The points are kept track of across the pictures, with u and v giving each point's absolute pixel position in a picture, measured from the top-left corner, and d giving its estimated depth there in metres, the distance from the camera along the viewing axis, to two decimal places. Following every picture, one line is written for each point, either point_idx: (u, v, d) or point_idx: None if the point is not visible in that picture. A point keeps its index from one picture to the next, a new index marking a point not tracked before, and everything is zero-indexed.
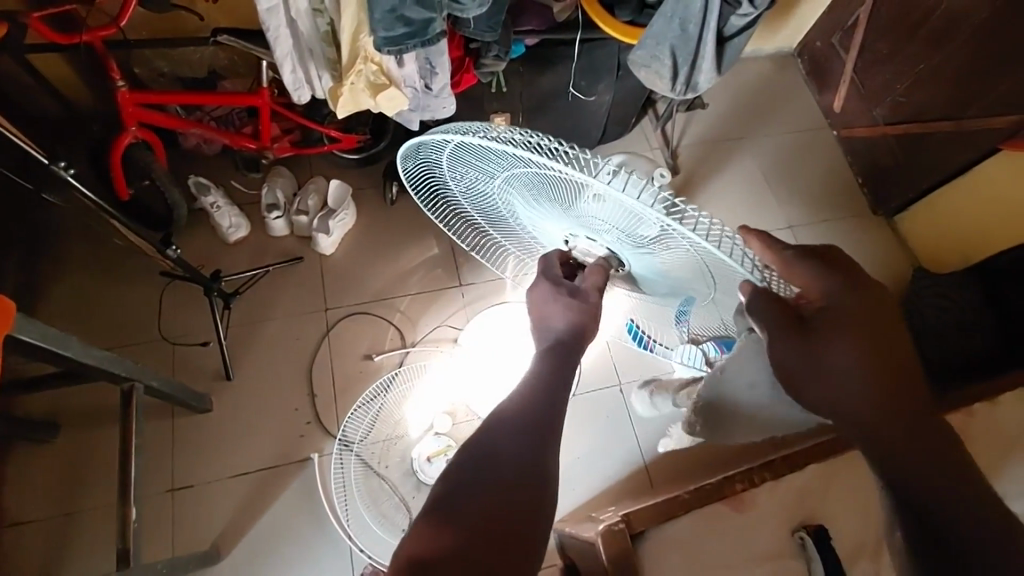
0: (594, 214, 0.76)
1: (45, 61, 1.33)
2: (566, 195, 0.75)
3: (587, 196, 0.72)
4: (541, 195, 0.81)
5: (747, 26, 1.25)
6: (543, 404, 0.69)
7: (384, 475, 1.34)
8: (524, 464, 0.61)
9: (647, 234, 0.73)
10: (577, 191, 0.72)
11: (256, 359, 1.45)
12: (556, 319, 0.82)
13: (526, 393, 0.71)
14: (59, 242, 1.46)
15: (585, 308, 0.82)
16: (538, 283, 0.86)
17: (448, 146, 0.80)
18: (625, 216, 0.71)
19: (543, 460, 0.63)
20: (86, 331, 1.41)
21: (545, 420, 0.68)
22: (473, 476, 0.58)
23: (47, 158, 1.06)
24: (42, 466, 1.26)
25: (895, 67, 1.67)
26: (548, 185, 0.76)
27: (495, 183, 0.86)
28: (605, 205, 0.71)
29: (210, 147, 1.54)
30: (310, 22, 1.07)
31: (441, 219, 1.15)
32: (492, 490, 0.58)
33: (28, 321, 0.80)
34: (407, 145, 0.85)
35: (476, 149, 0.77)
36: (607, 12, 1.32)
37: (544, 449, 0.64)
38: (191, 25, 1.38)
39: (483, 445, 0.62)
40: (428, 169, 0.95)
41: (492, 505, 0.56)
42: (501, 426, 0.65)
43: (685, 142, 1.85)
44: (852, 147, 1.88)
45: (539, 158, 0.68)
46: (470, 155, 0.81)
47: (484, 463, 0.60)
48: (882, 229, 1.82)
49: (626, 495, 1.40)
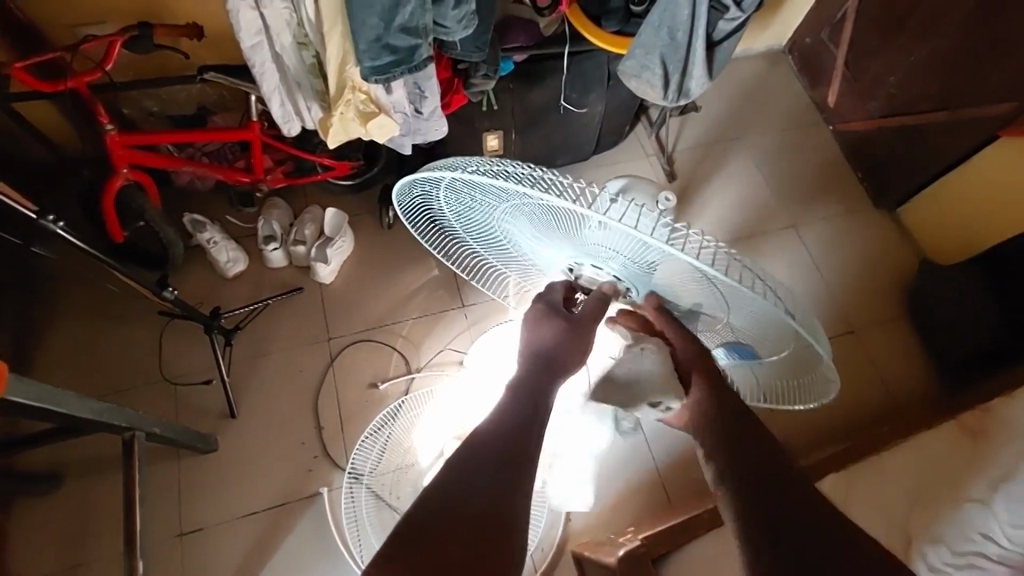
0: (597, 242, 0.74)
1: (33, 109, 1.33)
2: (567, 225, 0.73)
3: (590, 228, 0.70)
4: (543, 225, 0.79)
5: (736, 30, 1.24)
6: (517, 424, 0.67)
7: (396, 506, 1.30)
8: (496, 490, 0.60)
9: (652, 260, 0.71)
10: (578, 221, 0.70)
11: (260, 393, 1.43)
12: (548, 341, 0.78)
13: (502, 413, 0.68)
14: (55, 288, 1.45)
15: (578, 337, 0.79)
16: (535, 305, 0.83)
17: (444, 181, 0.79)
18: (629, 243, 0.69)
19: (514, 483, 0.61)
20: (85, 376, 1.39)
21: (516, 444, 0.65)
22: (436, 514, 0.58)
23: (34, 210, 1.05)
24: (47, 518, 1.24)
25: (886, 60, 1.65)
26: (549, 215, 0.74)
27: (495, 213, 0.84)
28: (609, 235, 0.69)
29: (204, 183, 1.53)
30: (295, 56, 1.06)
31: (439, 249, 1.12)
32: (457, 519, 0.57)
33: (20, 382, 0.78)
34: (402, 181, 0.83)
35: (472, 184, 0.75)
36: (593, 23, 1.31)
37: (517, 471, 0.63)
38: (178, 63, 1.37)
39: (452, 472, 0.61)
40: (425, 202, 0.94)
41: (454, 535, 0.56)
42: (474, 450, 0.63)
43: (681, 147, 1.83)
44: (849, 141, 1.86)
45: (537, 191, 0.67)
46: (467, 189, 0.79)
47: (452, 490, 0.59)
48: (884, 222, 1.80)
49: (644, 513, 1.37)
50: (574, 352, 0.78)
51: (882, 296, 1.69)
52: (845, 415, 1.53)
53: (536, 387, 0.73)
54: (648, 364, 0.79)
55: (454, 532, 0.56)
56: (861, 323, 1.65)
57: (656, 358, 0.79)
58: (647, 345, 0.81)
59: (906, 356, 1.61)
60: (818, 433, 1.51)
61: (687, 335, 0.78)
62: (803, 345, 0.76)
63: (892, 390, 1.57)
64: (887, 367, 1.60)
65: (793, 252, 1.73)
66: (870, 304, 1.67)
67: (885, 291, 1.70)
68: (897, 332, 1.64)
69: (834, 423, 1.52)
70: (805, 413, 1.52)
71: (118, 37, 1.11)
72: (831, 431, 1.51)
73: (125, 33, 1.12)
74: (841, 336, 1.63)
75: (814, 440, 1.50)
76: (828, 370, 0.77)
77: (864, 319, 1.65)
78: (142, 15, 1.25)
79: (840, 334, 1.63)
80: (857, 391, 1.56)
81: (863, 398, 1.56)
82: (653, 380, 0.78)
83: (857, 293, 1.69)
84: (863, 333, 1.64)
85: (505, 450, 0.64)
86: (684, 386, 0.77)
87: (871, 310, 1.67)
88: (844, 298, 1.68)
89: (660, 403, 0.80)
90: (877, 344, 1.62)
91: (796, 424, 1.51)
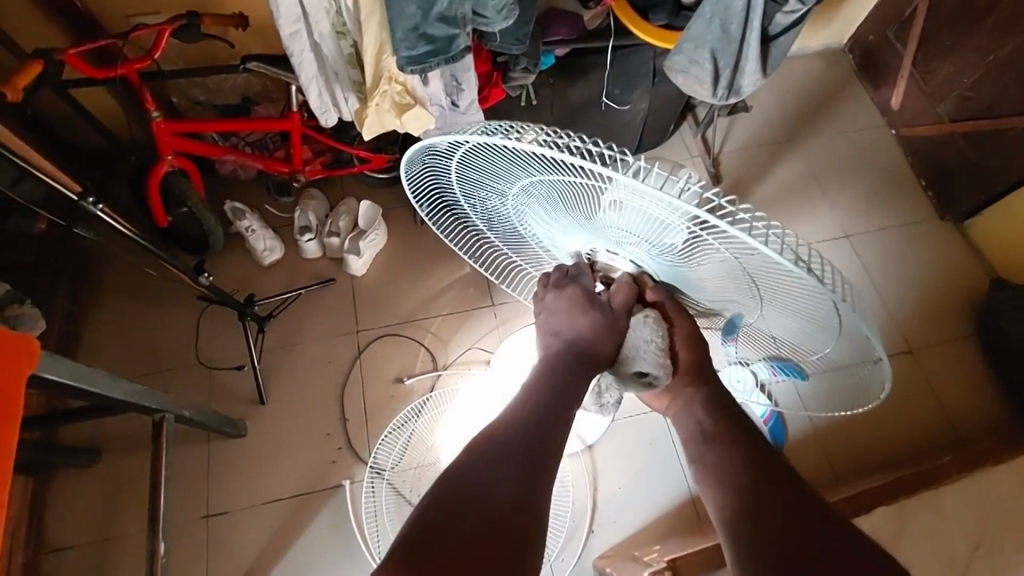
0: (613, 226, 0.69)
1: (90, 95, 1.38)
2: (582, 204, 0.69)
3: (615, 197, 0.63)
4: (556, 207, 0.75)
5: (794, 23, 1.16)
6: (538, 422, 0.64)
7: (416, 504, 1.30)
8: (517, 488, 0.57)
9: (674, 243, 0.65)
10: (604, 190, 0.63)
11: (289, 382, 1.44)
12: (582, 333, 0.72)
13: (524, 411, 0.65)
14: (103, 269, 1.50)
15: (617, 322, 0.72)
16: (569, 288, 0.75)
17: (455, 159, 0.77)
18: (661, 216, 0.61)
19: (537, 483, 0.58)
20: (126, 356, 1.43)
21: (540, 443, 0.62)
22: (452, 507, 0.53)
23: (77, 194, 1.10)
24: (84, 491, 1.29)
25: (961, 60, 1.52)
26: (563, 194, 0.70)
27: (508, 197, 0.82)
28: (636, 206, 0.62)
29: (245, 172, 1.56)
30: (334, 45, 1.05)
31: (448, 235, 1.09)
32: (477, 515, 0.53)
33: (54, 360, 0.80)
34: (412, 147, 0.77)
35: (486, 150, 0.69)
36: (640, 17, 1.25)
37: (539, 468, 0.59)
38: (225, 54, 1.40)
39: (472, 465, 0.58)
40: (438, 186, 0.92)
41: (474, 533, 0.52)
42: (495, 444, 0.60)
43: (728, 148, 1.74)
44: (914, 147, 1.73)
45: (551, 160, 0.62)
46: (479, 159, 0.73)
47: (473, 483, 0.56)
48: (950, 235, 1.66)
49: (672, 530, 1.31)
50: (612, 341, 0.72)
51: (945, 315, 1.56)
52: (897, 441, 1.42)
53: (560, 385, 0.69)
54: (647, 333, 0.71)
55: (476, 528, 0.52)
56: (921, 343, 1.53)
57: (659, 330, 0.71)
58: (651, 314, 0.73)
59: (969, 381, 1.48)
60: (866, 459, 1.40)
61: (691, 326, 0.75)
62: (849, 344, 0.67)
63: (951, 417, 1.45)
64: (947, 392, 1.47)
65: (847, 263, 1.62)
66: (930, 323, 1.55)
67: (949, 309, 1.57)
68: (961, 355, 1.51)
69: (884, 449, 1.41)
70: (852, 437, 1.42)
71: (167, 26, 1.13)
72: (881, 458, 1.40)
73: (174, 21, 1.14)
74: (897, 356, 1.51)
75: (861, 466, 1.39)
76: (881, 372, 0.68)
77: (924, 339, 1.53)
78: (191, 6, 1.28)
79: (896, 354, 1.51)
80: (912, 416, 1.45)
81: (919, 424, 1.44)
82: (649, 353, 0.72)
83: (916, 310, 1.56)
84: (922, 354, 1.51)
85: (527, 448, 0.60)
86: (674, 364, 0.74)
87: (931, 330, 1.54)
88: (901, 315, 1.56)
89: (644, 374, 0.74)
90: (938, 367, 1.50)
91: (842, 447, 1.41)
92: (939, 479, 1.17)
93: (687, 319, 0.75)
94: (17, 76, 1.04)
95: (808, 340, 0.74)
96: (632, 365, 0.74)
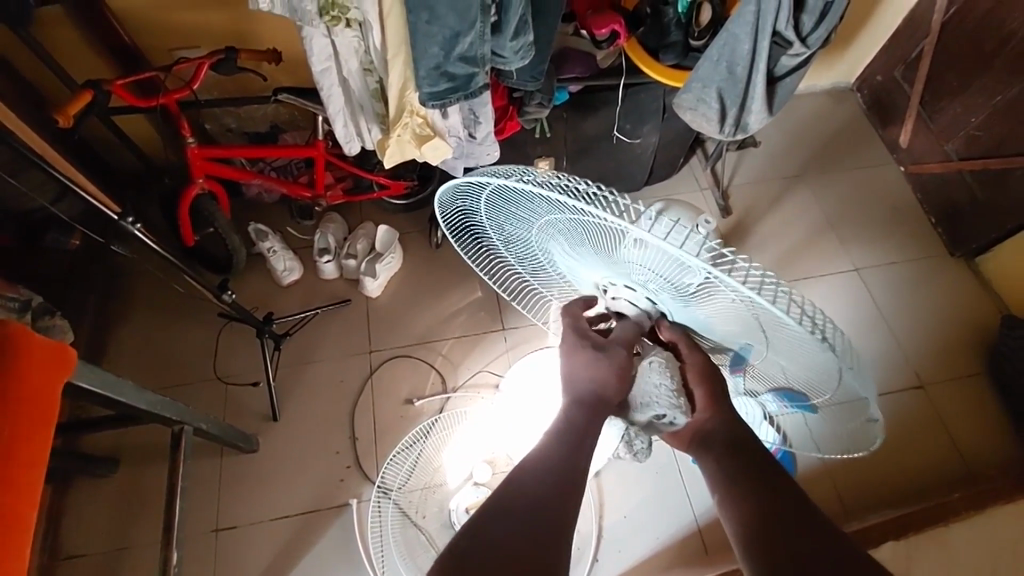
0: (632, 262, 0.72)
1: (127, 120, 1.47)
2: (603, 242, 0.72)
3: (627, 242, 0.67)
4: (577, 241, 0.78)
5: (799, 65, 1.21)
6: (564, 458, 0.66)
7: (421, 525, 1.31)
8: (540, 513, 0.59)
9: (690, 284, 0.67)
10: (616, 236, 0.68)
11: (302, 399, 1.47)
12: (589, 380, 0.76)
13: (559, 454, 0.67)
14: (131, 284, 1.57)
15: (615, 364, 0.76)
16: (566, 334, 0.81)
17: (487, 188, 0.78)
18: (668, 262, 0.65)
19: (558, 513, 0.60)
20: (146, 369, 1.48)
21: (561, 475, 0.64)
22: (480, 533, 0.57)
23: (116, 213, 1.13)
24: (98, 500, 1.32)
25: (966, 101, 1.57)
26: (587, 231, 0.73)
27: (532, 228, 0.84)
28: (647, 251, 0.67)
29: (270, 196, 1.63)
30: (361, 80, 1.12)
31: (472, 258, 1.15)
32: (508, 534, 0.57)
33: (87, 369, 0.84)
34: (443, 191, 0.85)
35: (509, 191, 0.75)
36: (651, 56, 1.31)
37: (564, 498, 0.62)
38: (257, 85, 1.50)
39: (506, 500, 0.61)
40: (466, 211, 0.95)
41: (503, 557, 0.55)
42: (523, 474, 0.63)
43: (737, 182, 1.79)
44: (922, 184, 1.76)
45: (578, 203, 0.64)
46: (503, 200, 0.80)
47: (496, 508, 0.59)
48: (961, 272, 1.67)
49: (676, 561, 1.30)
50: (615, 383, 0.76)
51: (957, 352, 1.56)
52: (909, 476, 1.40)
53: (576, 422, 0.72)
54: (656, 376, 0.77)
55: (502, 551, 0.55)
56: (931, 378, 1.52)
57: (666, 372, 0.77)
58: (657, 358, 0.79)
59: (983, 419, 1.47)
60: (874, 494, 1.39)
61: (703, 362, 0.78)
62: (850, 389, 0.68)
63: (966, 456, 1.43)
64: (960, 431, 1.46)
65: (853, 296, 1.63)
66: (940, 358, 1.55)
67: (959, 345, 1.57)
68: (972, 392, 1.50)
69: (893, 483, 1.40)
70: (862, 472, 1.41)
71: (207, 60, 1.20)
72: (890, 495, 1.39)
73: (213, 56, 1.22)
74: (906, 391, 1.51)
75: (870, 503, 1.38)
76: (874, 415, 0.69)
77: (934, 374, 1.53)
78: (230, 41, 1.38)
79: (907, 390, 1.51)
80: (922, 453, 1.43)
81: (929, 460, 1.42)
82: (662, 394, 0.77)
83: (926, 345, 1.57)
84: (933, 390, 1.51)
85: (555, 477, 0.64)
86: (692, 403, 0.77)
87: (943, 366, 1.54)
88: (911, 349, 1.56)
89: (663, 416, 0.78)
90: (947, 403, 1.49)
91: (851, 481, 1.40)
92: (947, 516, 1.17)
93: (698, 353, 0.78)
94: (70, 104, 1.11)
95: (821, 392, 0.75)
96: (652, 408, 0.79)
